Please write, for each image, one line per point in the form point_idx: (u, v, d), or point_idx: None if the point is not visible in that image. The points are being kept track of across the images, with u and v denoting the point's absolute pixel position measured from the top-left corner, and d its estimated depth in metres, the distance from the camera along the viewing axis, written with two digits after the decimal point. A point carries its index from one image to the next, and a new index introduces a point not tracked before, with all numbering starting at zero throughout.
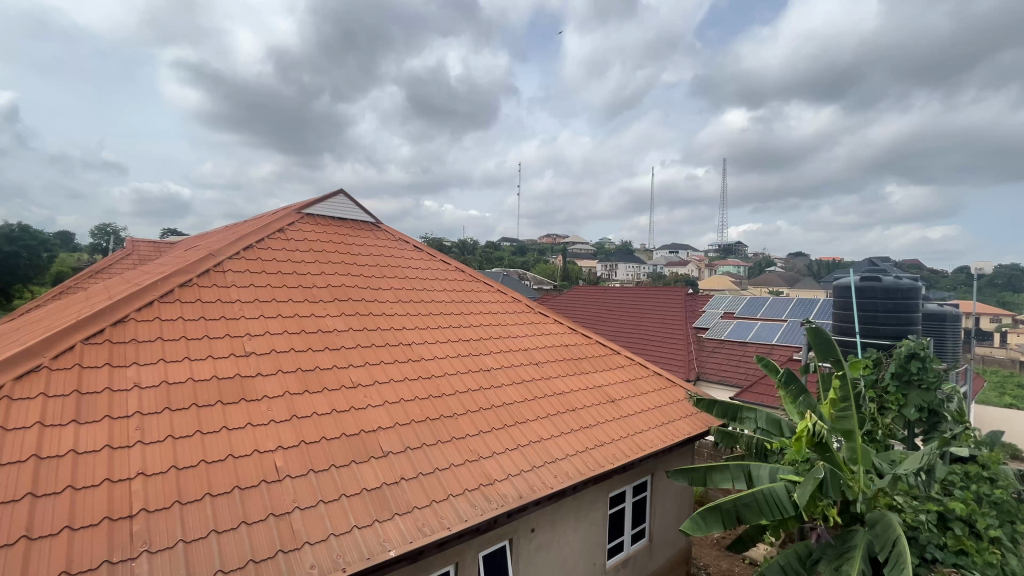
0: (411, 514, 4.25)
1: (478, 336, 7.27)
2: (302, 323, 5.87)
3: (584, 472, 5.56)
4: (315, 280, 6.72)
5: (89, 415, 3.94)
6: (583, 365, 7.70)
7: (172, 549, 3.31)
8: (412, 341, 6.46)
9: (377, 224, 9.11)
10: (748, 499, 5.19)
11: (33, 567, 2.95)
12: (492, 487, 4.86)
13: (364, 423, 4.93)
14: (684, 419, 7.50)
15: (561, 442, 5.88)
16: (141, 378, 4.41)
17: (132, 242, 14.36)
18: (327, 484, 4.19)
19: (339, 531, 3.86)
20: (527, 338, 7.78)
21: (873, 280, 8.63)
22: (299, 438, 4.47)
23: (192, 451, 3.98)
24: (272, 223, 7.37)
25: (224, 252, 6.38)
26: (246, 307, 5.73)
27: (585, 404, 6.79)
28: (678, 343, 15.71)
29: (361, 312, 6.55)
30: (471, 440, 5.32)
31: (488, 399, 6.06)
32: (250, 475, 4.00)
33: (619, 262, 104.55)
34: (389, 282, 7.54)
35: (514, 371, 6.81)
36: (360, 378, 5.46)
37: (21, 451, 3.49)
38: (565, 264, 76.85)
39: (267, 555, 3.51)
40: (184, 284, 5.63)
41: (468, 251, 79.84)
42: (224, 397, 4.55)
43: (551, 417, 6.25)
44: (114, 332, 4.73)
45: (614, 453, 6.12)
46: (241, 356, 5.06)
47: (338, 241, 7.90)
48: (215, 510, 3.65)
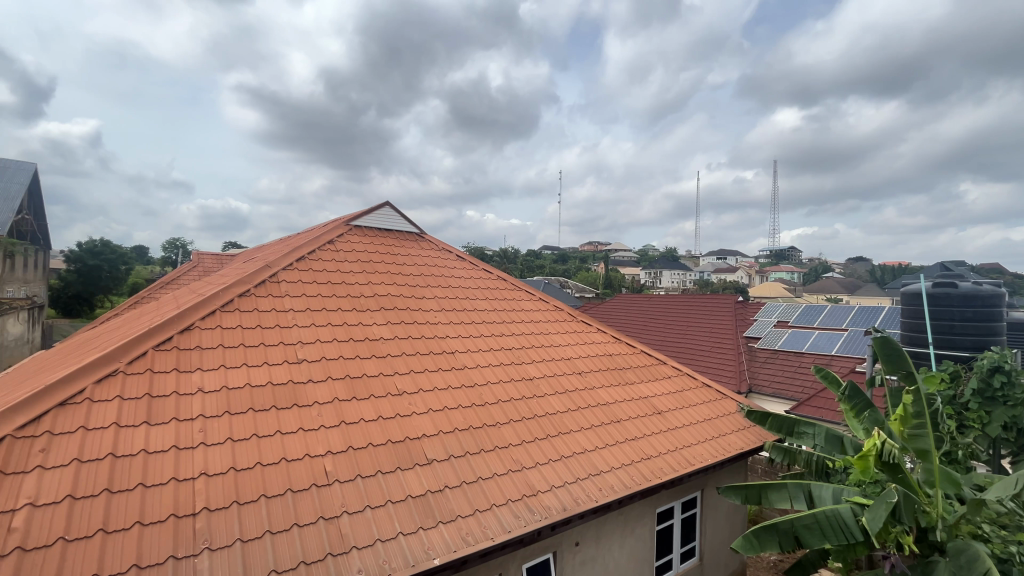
0: (455, 522, 4.26)
1: (520, 344, 7.27)
2: (351, 332, 6.07)
3: (630, 486, 5.40)
4: (362, 290, 6.95)
5: (158, 417, 4.21)
6: (627, 375, 7.51)
7: (231, 548, 3.46)
8: (455, 350, 6.53)
9: (421, 234, 9.34)
10: (808, 520, 4.87)
11: (107, 562, 3.15)
12: (535, 498, 4.79)
13: (408, 431, 5.00)
14: (736, 432, 7.16)
15: (606, 454, 5.74)
16: (204, 383, 4.68)
17: (198, 255, 15.40)
18: (373, 489, 4.27)
19: (385, 537, 3.92)
20: (570, 347, 7.68)
21: (948, 286, 7.98)
22: (347, 443, 4.59)
23: (249, 453, 4.17)
24: (323, 236, 7.69)
25: (278, 263, 6.72)
26: (298, 316, 5.99)
27: (629, 415, 6.61)
28: (729, 354, 15.05)
29: (405, 321, 6.71)
30: (514, 449, 5.29)
31: (531, 408, 6.01)
32: (302, 478, 4.14)
33: (664, 269, 101.92)
34: (433, 291, 7.69)
35: (557, 381, 6.73)
36: (404, 386, 5.57)
37: (100, 449, 3.78)
38: (608, 272, 75.94)
39: (317, 557, 3.61)
40: (242, 293, 5.94)
41: (509, 259, 80.29)
42: (278, 402, 4.76)
43: (594, 428, 6.11)
44: (181, 339, 5.06)
45: (662, 468, 5.90)
46: (294, 363, 5.28)
47: (385, 252, 8.15)
48: (269, 512, 3.79)
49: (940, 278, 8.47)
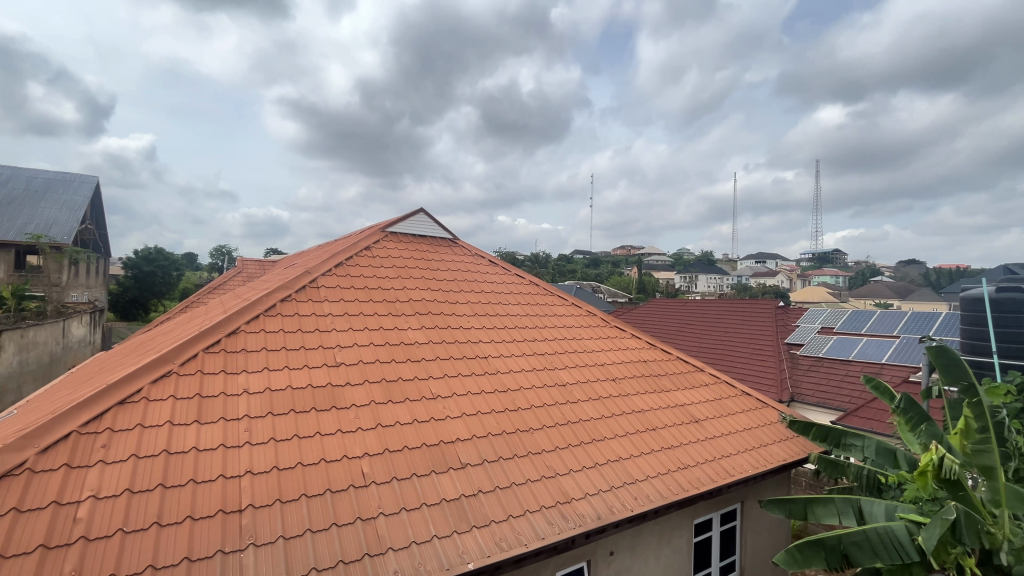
0: (489, 527, 4.26)
1: (552, 349, 7.24)
2: (387, 336, 6.22)
3: (666, 496, 5.26)
4: (397, 295, 7.10)
5: (208, 417, 4.42)
6: (662, 383, 7.35)
7: (274, 544, 3.58)
8: (488, 355, 6.57)
9: (454, 240, 9.46)
10: (858, 537, 4.62)
11: (161, 554, 3.32)
12: (569, 505, 4.75)
13: (443, 434, 5.06)
14: (778, 443, 6.88)
15: (641, 463, 5.63)
16: (249, 385, 4.88)
17: (242, 261, 16.10)
18: (408, 492, 4.33)
19: (420, 540, 3.97)
20: (603, 352, 7.59)
21: (1013, 291, 7.43)
22: (383, 446, 4.68)
23: (291, 454, 4.32)
24: (360, 243, 7.90)
25: (318, 269, 6.95)
26: (337, 320, 6.17)
27: (665, 423, 6.46)
28: (769, 362, 14.49)
29: (439, 325, 6.80)
30: (547, 455, 5.26)
31: (564, 415, 5.97)
32: (340, 479, 4.24)
33: (699, 273, 99.38)
34: (466, 296, 7.78)
35: (590, 387, 6.65)
36: (439, 390, 5.64)
37: (155, 446, 4.00)
38: (641, 277, 74.72)
39: (355, 557, 3.69)
40: (284, 298, 6.18)
41: (540, 263, 80.06)
42: (318, 404, 4.91)
43: (629, 435, 6.01)
44: (228, 342, 5.30)
45: (699, 478, 5.73)
46: (333, 366, 5.44)
47: (419, 258, 8.30)
48: (310, 510, 3.90)
49: (1004, 282, 7.90)
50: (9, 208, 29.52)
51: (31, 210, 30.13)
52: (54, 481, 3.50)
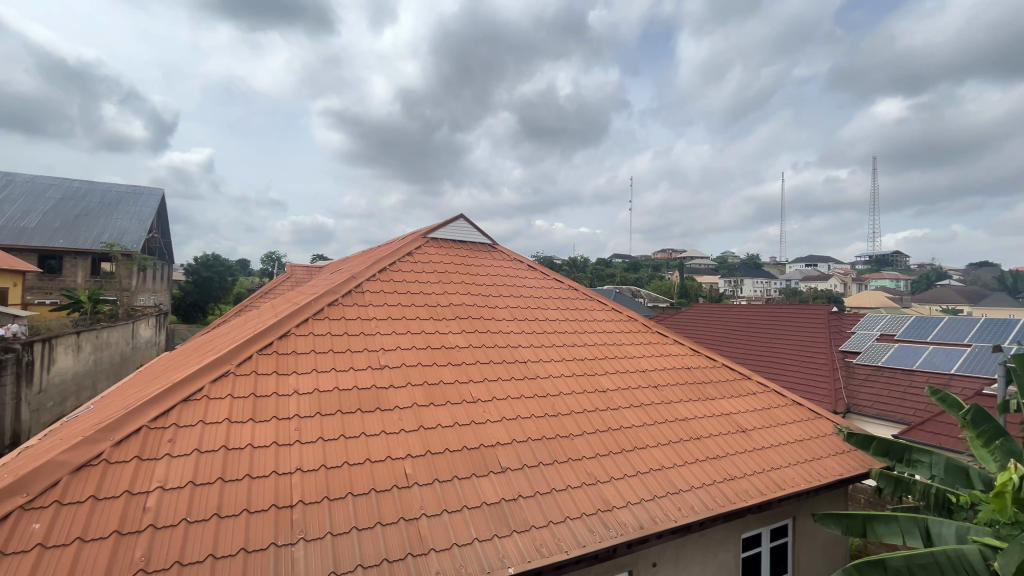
0: (530, 532, 4.26)
1: (592, 355, 7.17)
2: (428, 340, 6.35)
3: (712, 508, 5.09)
4: (438, 299, 7.24)
5: (262, 415, 4.65)
6: (707, 391, 7.13)
7: (322, 540, 3.72)
8: (527, 359, 6.58)
9: (493, 245, 9.56)
10: (926, 559, 4.29)
11: (220, 544, 3.51)
12: (611, 514, 4.67)
13: (483, 438, 5.10)
14: (833, 456, 6.53)
15: (686, 473, 5.47)
16: (299, 385, 5.10)
17: (292, 267, 16.87)
18: (449, 494, 4.39)
19: (461, 542, 4.01)
20: (645, 358, 7.44)
21: None
22: (424, 448, 4.78)
23: (338, 453, 4.48)
24: (403, 248, 8.12)
25: (362, 274, 7.18)
26: (380, 324, 6.36)
27: (711, 433, 6.25)
28: (822, 370, 13.76)
29: (478, 330, 6.88)
30: (588, 462, 5.20)
31: (604, 421, 5.89)
32: (384, 479, 4.36)
33: (745, 277, 95.68)
34: (506, 300, 7.83)
35: (631, 394, 6.53)
36: (479, 394, 5.69)
37: (214, 442, 4.24)
38: (683, 280, 72.77)
39: (398, 556, 3.77)
40: (331, 303, 6.44)
41: (578, 267, 79.41)
42: (363, 405, 5.07)
43: (672, 444, 5.86)
44: (280, 344, 5.56)
45: (747, 490, 5.50)
46: (377, 369, 5.60)
47: (458, 263, 8.43)
48: (356, 509, 4.03)
49: None
50: (86, 220, 32.13)
51: (105, 220, 32.68)
52: (126, 472, 3.79)
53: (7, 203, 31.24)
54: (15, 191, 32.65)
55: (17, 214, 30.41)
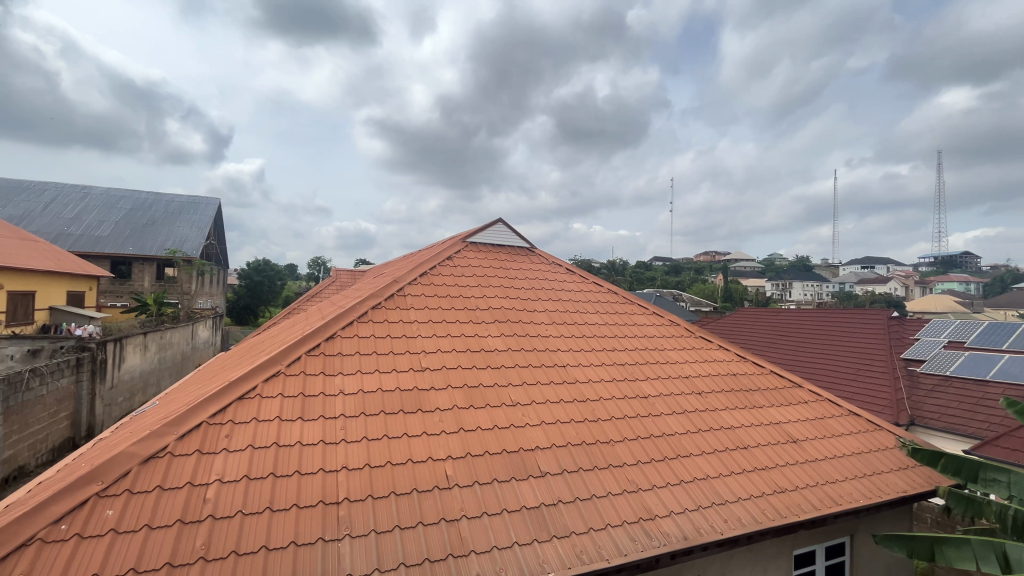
0: (570, 538, 4.22)
1: (633, 359, 7.04)
2: (468, 343, 6.43)
3: (761, 522, 4.87)
4: (477, 302, 7.33)
5: (310, 414, 4.84)
6: (754, 398, 6.84)
7: (367, 537, 3.82)
8: (566, 363, 6.55)
9: (531, 248, 9.57)
10: None
11: (272, 536, 3.68)
12: (653, 523, 4.56)
13: (522, 442, 5.11)
14: (895, 472, 6.11)
15: (732, 483, 5.26)
16: (345, 386, 5.28)
17: (337, 271, 17.51)
18: (489, 497, 4.42)
19: (501, 545, 4.02)
20: (689, 364, 7.23)
21: None
22: (465, 450, 4.83)
23: (381, 452, 4.60)
24: (443, 253, 8.26)
25: (404, 278, 7.37)
26: (422, 327, 6.49)
27: (759, 442, 6.00)
28: (882, 379, 12.93)
29: (518, 333, 6.90)
30: (629, 469, 5.10)
31: (646, 427, 5.77)
32: (425, 479, 4.44)
33: (795, 279, 91.25)
34: (544, 304, 7.83)
35: (674, 400, 6.36)
36: (518, 397, 5.71)
37: (267, 438, 4.45)
38: (727, 284, 70.33)
39: (440, 556, 3.83)
40: (374, 306, 6.63)
41: (617, 270, 78.18)
42: (405, 406, 5.19)
43: (717, 453, 5.65)
44: (327, 346, 5.77)
45: (799, 504, 5.23)
46: (419, 371, 5.72)
47: (498, 267, 8.50)
48: (398, 508, 4.11)
49: None
50: (152, 228, 34.52)
51: (168, 228, 35.02)
52: (188, 465, 4.03)
53: (85, 213, 34.04)
54: (92, 203, 35.53)
55: (93, 224, 33.08)
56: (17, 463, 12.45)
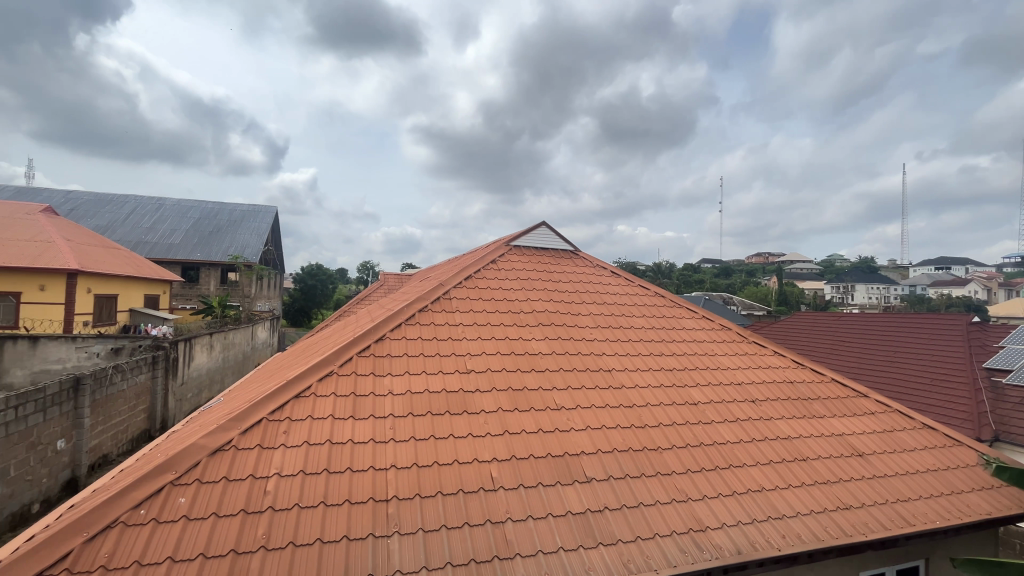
0: (617, 546, 4.15)
1: (682, 365, 6.83)
2: (512, 346, 6.47)
3: (822, 539, 4.58)
4: (521, 306, 7.36)
5: (361, 413, 5.02)
6: (814, 408, 6.47)
7: (415, 535, 3.91)
8: (612, 368, 6.44)
9: (576, 251, 9.50)
10: None
11: (326, 528, 3.83)
12: (704, 535, 4.40)
13: (568, 446, 5.07)
14: (977, 492, 5.59)
15: (791, 497, 4.99)
16: (394, 386, 5.44)
17: (385, 275, 18.09)
18: (534, 500, 4.41)
19: (547, 549, 4.01)
20: (741, 371, 6.93)
21: None
22: (510, 452, 4.85)
23: (428, 452, 4.69)
24: (487, 257, 8.36)
25: (450, 281, 7.51)
26: (467, 330, 6.59)
27: (819, 454, 5.66)
28: (960, 391, 11.85)
29: (562, 337, 6.87)
30: (678, 477, 4.95)
31: (695, 435, 5.57)
32: (471, 480, 4.49)
33: (858, 282, 85.53)
34: (589, 308, 7.74)
35: (725, 408, 6.11)
36: (563, 401, 5.67)
37: (321, 436, 4.65)
38: (783, 287, 66.87)
39: (485, 557, 3.85)
40: (421, 309, 6.79)
41: (664, 273, 76.00)
42: (451, 408, 5.27)
43: (773, 464, 5.38)
44: (377, 347, 5.96)
45: (866, 523, 4.89)
46: (464, 373, 5.81)
47: (542, 270, 8.50)
48: (445, 508, 4.18)
49: None
50: (217, 236, 36.98)
51: (231, 235, 37.40)
52: (250, 458, 4.28)
53: (160, 223, 36.95)
54: (166, 213, 38.54)
55: (166, 232, 35.87)
56: (101, 451, 13.61)
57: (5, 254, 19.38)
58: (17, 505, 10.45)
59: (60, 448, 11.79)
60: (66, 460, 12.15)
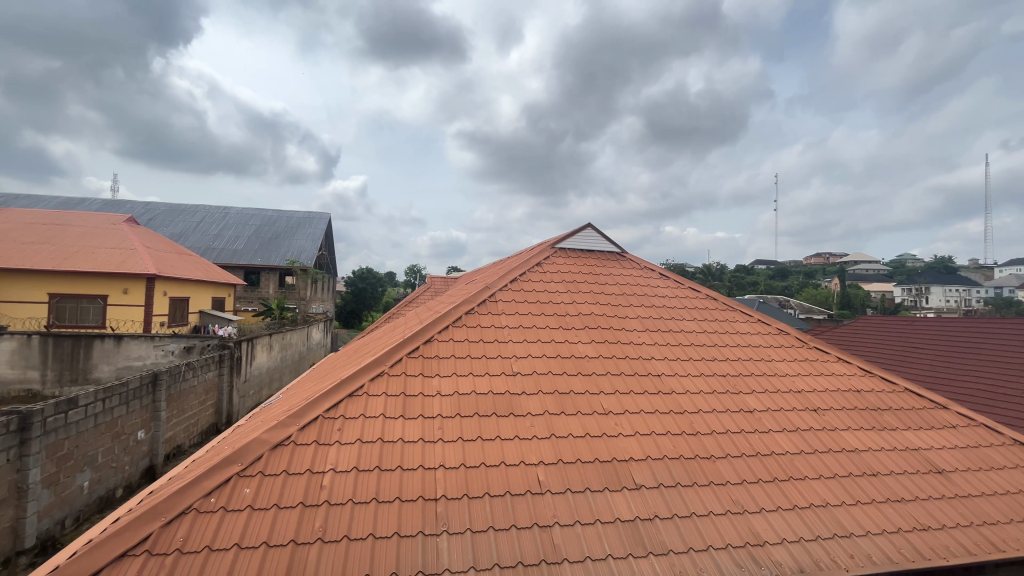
0: (669, 557, 4.02)
1: (736, 370, 6.54)
2: (558, 349, 6.43)
3: (896, 562, 4.24)
4: (567, 308, 7.31)
5: (411, 412, 5.16)
6: (885, 419, 6.01)
7: (463, 535, 3.96)
8: (661, 372, 6.26)
9: (622, 253, 9.34)
10: None
11: (379, 523, 3.95)
12: (763, 550, 4.18)
13: (616, 452, 4.97)
14: None
15: (859, 514, 4.66)
16: (442, 387, 5.54)
17: (431, 279, 18.53)
18: (582, 505, 4.36)
19: (595, 556, 3.95)
20: (801, 378, 6.55)
21: None
22: (557, 456, 4.82)
23: (475, 453, 4.74)
24: (533, 259, 8.36)
25: (496, 284, 7.57)
26: (513, 332, 6.62)
27: (891, 469, 5.25)
28: None
29: (609, 340, 6.76)
30: (732, 488, 4.74)
31: (751, 444, 5.32)
32: (518, 483, 4.49)
33: (933, 283, 78.83)
34: (637, 311, 7.58)
35: (784, 417, 5.80)
36: (611, 406, 5.58)
37: (373, 434, 4.80)
38: (846, 289, 62.77)
39: (533, 561, 3.84)
40: (468, 311, 6.88)
41: (714, 275, 73.27)
42: (498, 410, 5.31)
43: (838, 477, 5.05)
44: (425, 349, 6.10)
45: (947, 547, 4.48)
46: (510, 375, 5.83)
47: (588, 272, 8.41)
48: (492, 509, 4.20)
49: None
50: (276, 242, 39.18)
51: (289, 241, 39.52)
52: (309, 453, 4.49)
53: (225, 230, 39.61)
54: (230, 221, 41.25)
55: (231, 239, 38.38)
56: (175, 443, 14.69)
57: (94, 261, 21.42)
58: (104, 489, 11.49)
59: (140, 438, 12.85)
60: (146, 449, 13.22)
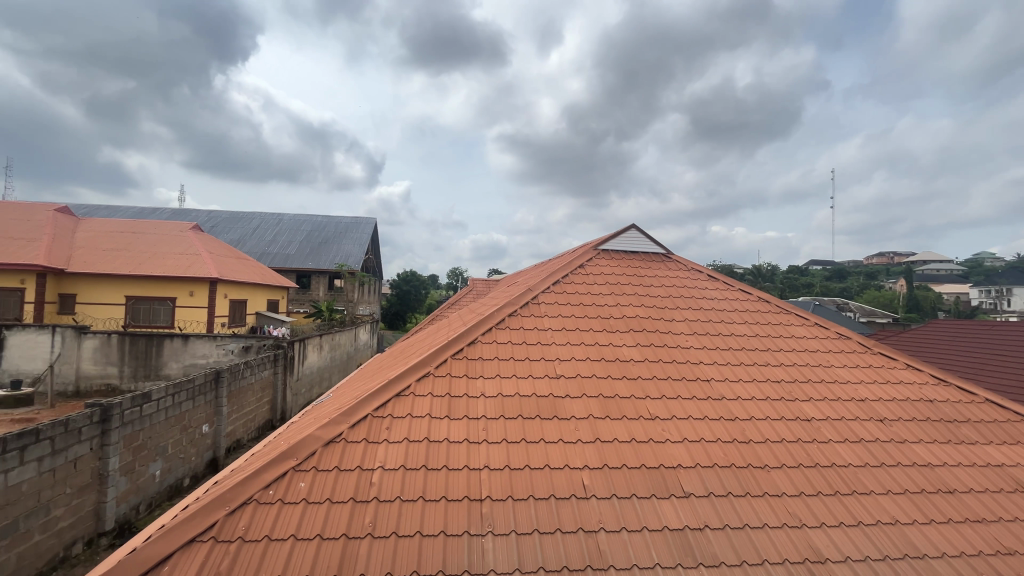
0: (721, 569, 3.88)
1: (791, 376, 6.22)
2: (602, 352, 6.34)
3: None
4: (611, 311, 7.20)
5: (456, 413, 5.23)
6: (961, 432, 5.53)
7: (508, 536, 3.97)
8: (710, 377, 6.05)
9: (668, 254, 9.11)
10: None
11: (426, 521, 4.03)
12: (824, 567, 3.95)
13: (663, 458, 4.84)
14: None
15: (932, 533, 4.31)
16: (486, 389, 5.59)
17: (473, 281, 18.77)
18: (628, 511, 4.27)
19: (643, 565, 3.85)
20: (864, 385, 6.15)
21: None
22: (601, 460, 4.75)
23: (519, 455, 4.75)
24: (575, 261, 8.29)
25: (538, 286, 7.56)
26: (555, 335, 6.58)
27: (971, 487, 4.83)
28: None
29: (654, 343, 6.60)
30: (789, 500, 4.50)
31: (810, 455, 5.03)
32: (563, 487, 4.46)
33: (1016, 283, 72.08)
34: (684, 313, 7.36)
35: (846, 426, 5.45)
36: (657, 411, 5.43)
37: (420, 433, 4.91)
38: (913, 290, 58.46)
39: (578, 566, 3.80)
40: (511, 313, 6.91)
41: (765, 276, 70.13)
42: (542, 412, 5.30)
43: (909, 493, 4.69)
44: (469, 350, 6.17)
45: None
46: (553, 378, 5.81)
47: (631, 274, 8.25)
48: (537, 512, 4.19)
49: None
50: (326, 246, 40.87)
51: (337, 246, 41.15)
52: (359, 450, 4.64)
53: (279, 236, 41.73)
54: (284, 227, 43.43)
55: (285, 244, 40.38)
56: (235, 436, 15.55)
57: (164, 266, 23.13)
58: (173, 478, 12.35)
59: (205, 431, 13.72)
60: (209, 442, 14.09)
